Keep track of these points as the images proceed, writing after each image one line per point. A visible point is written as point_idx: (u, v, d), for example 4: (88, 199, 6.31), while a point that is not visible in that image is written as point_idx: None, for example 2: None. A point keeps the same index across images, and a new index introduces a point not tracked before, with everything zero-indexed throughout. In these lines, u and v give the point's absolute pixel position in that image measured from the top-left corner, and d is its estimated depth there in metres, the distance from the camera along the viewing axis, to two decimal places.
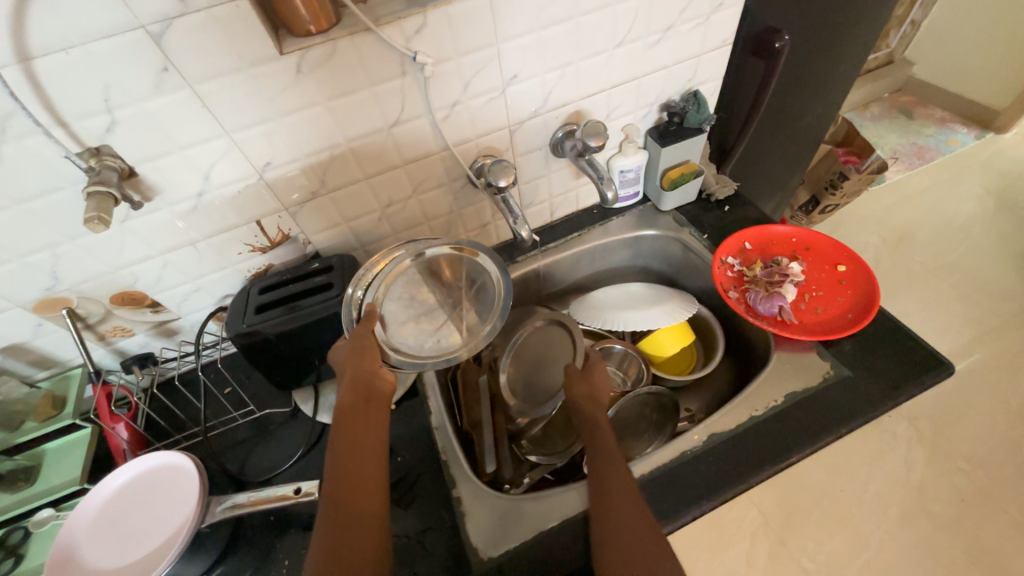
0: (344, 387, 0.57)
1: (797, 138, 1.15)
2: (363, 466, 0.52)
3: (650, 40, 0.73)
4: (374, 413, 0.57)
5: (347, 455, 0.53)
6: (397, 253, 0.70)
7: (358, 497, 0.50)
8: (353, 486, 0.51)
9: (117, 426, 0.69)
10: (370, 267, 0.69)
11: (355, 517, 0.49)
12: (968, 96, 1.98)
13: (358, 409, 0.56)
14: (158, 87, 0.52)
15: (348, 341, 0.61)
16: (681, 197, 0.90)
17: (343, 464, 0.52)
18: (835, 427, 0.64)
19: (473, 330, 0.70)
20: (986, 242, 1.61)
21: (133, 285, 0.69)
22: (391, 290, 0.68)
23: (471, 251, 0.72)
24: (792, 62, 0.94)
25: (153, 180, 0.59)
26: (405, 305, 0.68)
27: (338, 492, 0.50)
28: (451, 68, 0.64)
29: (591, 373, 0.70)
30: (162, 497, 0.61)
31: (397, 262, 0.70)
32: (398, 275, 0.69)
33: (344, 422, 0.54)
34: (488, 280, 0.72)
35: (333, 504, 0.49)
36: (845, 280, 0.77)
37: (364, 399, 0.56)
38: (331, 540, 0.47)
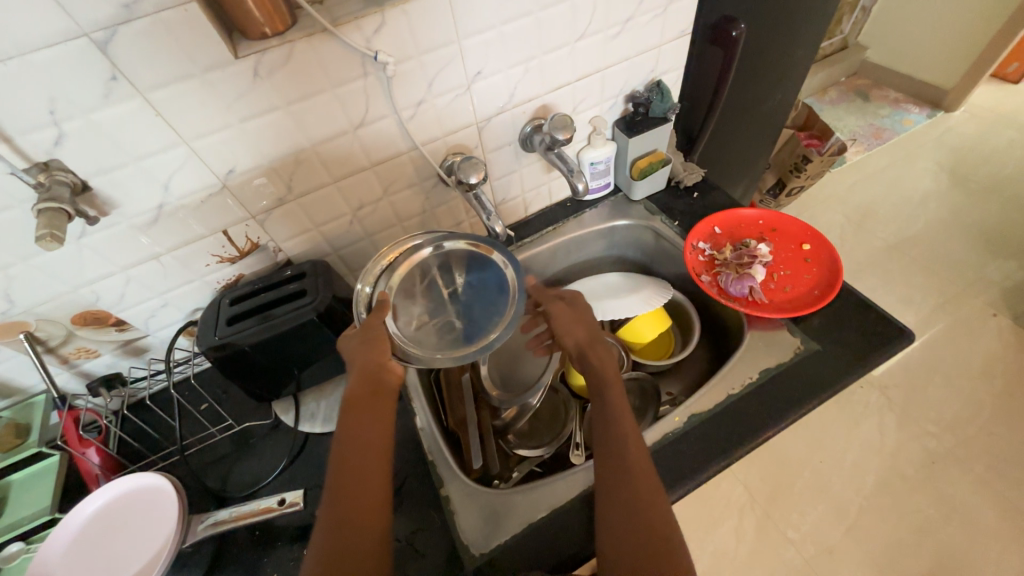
0: (354, 378, 0.58)
1: (759, 124, 1.19)
2: (369, 463, 0.53)
3: (610, 33, 0.74)
4: (382, 406, 0.57)
5: (353, 450, 0.54)
6: (410, 244, 0.71)
7: (361, 494, 0.51)
8: (356, 484, 0.52)
9: (88, 451, 0.66)
10: (380, 258, 0.69)
11: (357, 514, 0.50)
12: (918, 77, 2.07)
13: (367, 402, 0.57)
14: (108, 96, 0.50)
15: (359, 331, 0.61)
16: (652, 185, 0.91)
17: (348, 459, 0.53)
18: (808, 400, 0.66)
19: (482, 327, 0.67)
20: (942, 216, 1.69)
21: (95, 304, 0.66)
22: (402, 282, 0.69)
23: (487, 248, 0.72)
24: (749, 51, 0.97)
25: (108, 194, 0.57)
26: (415, 297, 0.69)
27: (342, 489, 0.52)
28: (413, 67, 0.63)
29: (583, 315, 0.69)
30: (143, 512, 0.60)
31: (410, 253, 0.71)
32: (410, 266, 0.70)
33: (353, 415, 0.56)
34: (504, 277, 0.70)
35: (336, 502, 0.51)
36: (810, 257, 0.80)
37: (371, 392, 0.57)
38: (334, 535, 0.49)
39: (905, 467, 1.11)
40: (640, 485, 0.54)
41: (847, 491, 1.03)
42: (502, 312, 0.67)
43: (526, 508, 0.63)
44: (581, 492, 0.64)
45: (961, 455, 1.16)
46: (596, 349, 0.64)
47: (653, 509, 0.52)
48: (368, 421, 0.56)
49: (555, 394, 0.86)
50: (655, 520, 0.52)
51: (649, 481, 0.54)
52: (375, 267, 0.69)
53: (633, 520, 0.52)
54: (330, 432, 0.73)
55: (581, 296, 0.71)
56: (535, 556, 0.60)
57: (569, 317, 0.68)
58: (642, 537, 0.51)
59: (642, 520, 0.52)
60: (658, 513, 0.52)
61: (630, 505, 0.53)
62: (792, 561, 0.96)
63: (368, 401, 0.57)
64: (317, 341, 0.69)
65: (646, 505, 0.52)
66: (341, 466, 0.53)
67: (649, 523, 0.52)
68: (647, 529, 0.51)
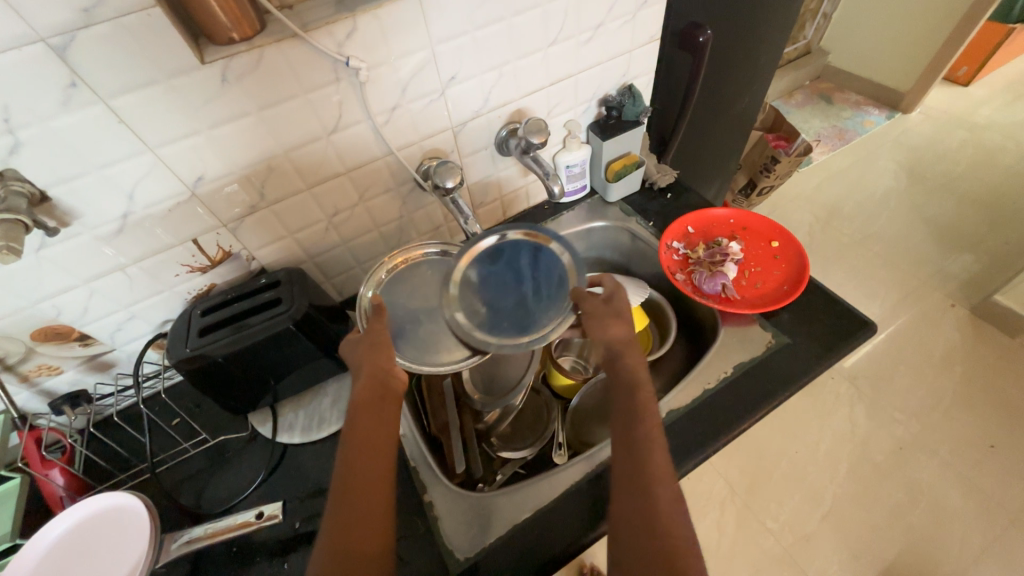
0: (361, 383, 0.58)
1: (729, 127, 1.23)
2: (377, 467, 0.53)
3: (581, 39, 0.76)
4: (389, 411, 0.57)
5: (362, 450, 0.54)
6: (418, 250, 0.76)
7: (366, 496, 0.51)
8: (361, 486, 0.52)
9: (51, 472, 0.63)
10: (388, 263, 0.73)
11: (360, 518, 0.50)
12: (877, 81, 2.17)
13: (376, 405, 0.56)
14: (67, 103, 0.48)
15: (363, 337, 0.61)
16: (627, 186, 0.93)
17: (357, 460, 0.53)
18: (780, 391, 0.69)
19: (533, 320, 0.66)
20: (903, 212, 1.77)
21: (57, 319, 0.63)
22: (435, 286, 0.72)
23: (547, 239, 0.72)
24: (717, 56, 1.00)
25: (69, 204, 0.55)
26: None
27: (347, 490, 0.52)
28: (386, 73, 0.63)
29: (621, 312, 0.63)
30: (93, 528, 0.58)
31: (417, 262, 0.75)
32: (417, 273, 0.74)
33: (362, 418, 0.55)
34: (565, 272, 0.69)
35: (342, 503, 0.51)
36: (778, 254, 0.83)
37: (380, 397, 0.57)
38: (338, 535, 0.49)
39: (875, 454, 1.18)
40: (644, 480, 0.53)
41: (822, 480, 1.14)
42: (559, 307, 0.66)
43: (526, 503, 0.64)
44: (569, 492, 0.64)
45: (926, 440, 1.22)
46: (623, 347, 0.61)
47: (657, 505, 0.51)
48: (375, 424, 0.55)
49: (537, 395, 0.86)
50: (659, 517, 0.50)
51: (661, 477, 0.53)
52: (381, 272, 0.73)
53: (639, 515, 0.51)
54: (309, 443, 0.72)
55: (623, 289, 0.65)
56: (529, 553, 0.61)
57: (597, 316, 0.63)
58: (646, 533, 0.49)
59: (640, 516, 0.51)
60: (662, 509, 0.50)
61: (635, 498, 0.52)
62: (772, 551, 1.06)
63: (377, 405, 0.56)
64: (294, 350, 0.68)
65: (651, 501, 0.51)
66: (350, 467, 0.53)
67: (651, 518, 0.50)
68: (647, 527, 0.50)
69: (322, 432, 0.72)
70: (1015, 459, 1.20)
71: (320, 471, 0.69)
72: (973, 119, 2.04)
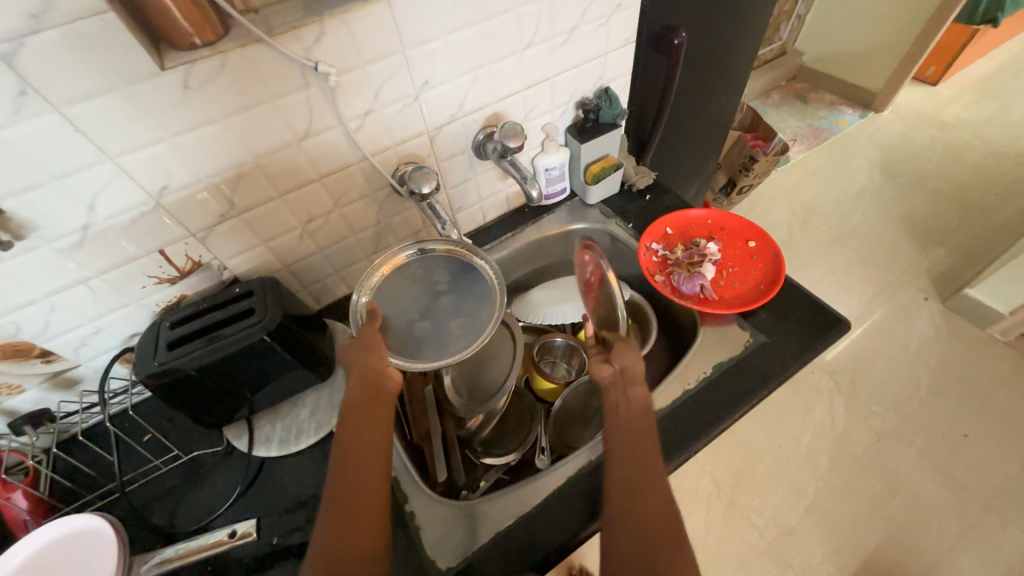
0: (353, 384, 0.59)
1: (707, 127, 1.24)
2: (369, 467, 0.54)
3: (556, 41, 0.76)
4: (380, 412, 0.58)
5: (352, 453, 0.54)
6: (400, 254, 0.73)
7: (359, 497, 0.52)
8: (354, 487, 0.52)
9: (14, 495, 0.60)
10: (373, 272, 0.71)
11: (350, 518, 0.51)
12: (850, 80, 2.22)
13: (366, 407, 0.57)
14: (18, 111, 0.46)
15: (354, 340, 0.63)
16: (606, 189, 0.93)
17: (349, 463, 0.54)
18: (758, 390, 0.69)
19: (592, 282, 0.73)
20: (878, 209, 1.82)
21: (16, 335, 0.61)
22: (425, 284, 0.72)
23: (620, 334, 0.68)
24: (692, 57, 1.01)
25: (24, 216, 0.53)
26: (453, 295, 0.72)
27: (340, 494, 0.52)
28: (358, 78, 0.62)
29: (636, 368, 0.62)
30: (45, 562, 0.55)
31: (401, 266, 0.73)
32: (405, 276, 0.72)
33: (351, 420, 0.56)
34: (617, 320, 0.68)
35: (334, 507, 0.51)
36: (755, 254, 0.84)
37: (370, 396, 0.58)
38: (330, 537, 0.49)
39: (855, 446, 1.21)
40: (621, 478, 0.54)
41: (804, 473, 1.16)
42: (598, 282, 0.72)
43: (517, 501, 0.64)
44: (555, 495, 0.64)
45: (902, 431, 1.25)
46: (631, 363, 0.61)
47: (642, 502, 0.52)
48: (365, 426, 0.56)
49: (519, 399, 0.86)
50: (646, 511, 0.52)
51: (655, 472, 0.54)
52: (372, 278, 0.71)
53: (624, 510, 0.52)
54: (287, 455, 0.70)
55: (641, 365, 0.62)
56: (520, 551, 0.61)
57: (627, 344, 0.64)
58: (644, 521, 0.51)
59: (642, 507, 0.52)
60: (657, 505, 0.52)
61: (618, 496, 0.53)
62: (756, 543, 1.07)
63: (367, 406, 0.58)
64: (269, 361, 0.66)
65: (637, 493, 0.53)
66: (341, 470, 0.53)
67: (648, 510, 0.52)
68: (636, 521, 0.51)
69: (300, 444, 0.71)
70: (986, 447, 1.23)
71: (297, 484, 0.67)
72: (941, 117, 2.10)
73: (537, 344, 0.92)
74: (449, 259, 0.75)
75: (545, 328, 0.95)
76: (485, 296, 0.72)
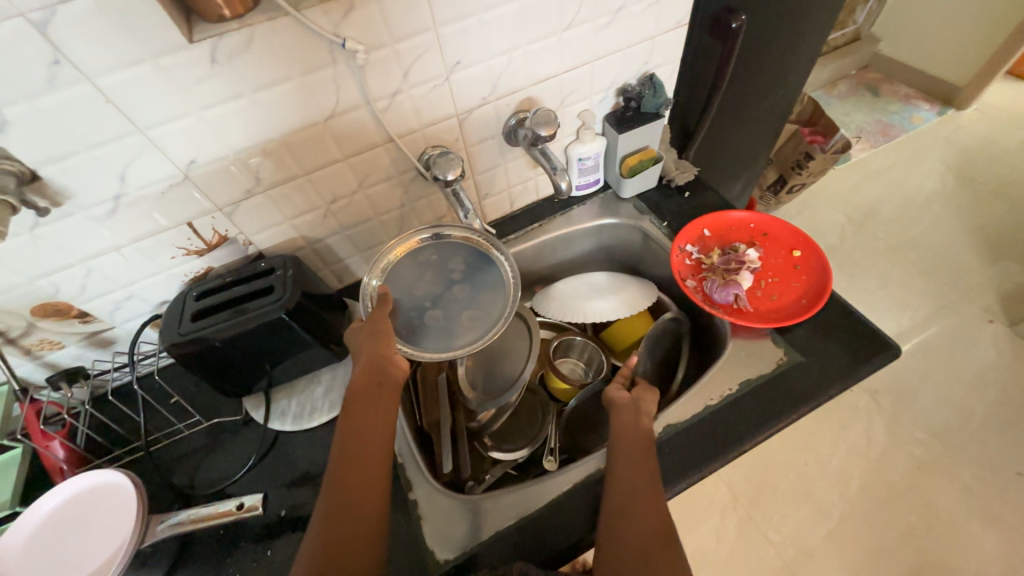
0: (360, 368, 0.59)
1: (760, 119, 1.14)
2: (372, 454, 0.54)
3: (600, 23, 0.70)
4: (387, 399, 0.58)
5: (357, 439, 0.55)
6: (417, 238, 0.71)
7: (360, 483, 0.52)
8: (357, 476, 0.52)
9: (52, 445, 0.65)
10: (388, 253, 0.70)
11: (350, 503, 0.51)
12: (931, 72, 2.00)
13: (373, 392, 0.57)
14: (52, 81, 0.47)
15: (364, 324, 0.62)
16: (642, 183, 0.88)
17: (352, 449, 0.54)
18: (787, 413, 0.65)
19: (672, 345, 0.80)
20: (947, 217, 1.65)
21: (56, 296, 0.64)
22: (439, 271, 0.70)
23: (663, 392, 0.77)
24: (751, 42, 0.92)
25: (61, 184, 0.54)
26: (467, 285, 0.70)
27: (342, 478, 0.52)
28: (387, 56, 0.60)
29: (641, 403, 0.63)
30: (75, 510, 0.59)
31: (417, 250, 0.71)
32: (420, 260, 0.71)
33: (357, 405, 0.57)
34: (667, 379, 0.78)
35: (335, 490, 0.51)
36: (799, 265, 0.77)
37: (377, 383, 0.58)
38: (329, 518, 0.50)
39: (890, 472, 1.13)
40: (622, 494, 0.55)
41: (830, 495, 1.08)
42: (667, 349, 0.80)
43: (521, 500, 0.63)
44: (558, 501, 0.62)
45: (945, 462, 1.16)
46: (649, 397, 0.63)
47: (644, 512, 0.53)
48: (371, 412, 0.57)
49: (532, 396, 0.85)
50: (647, 521, 0.52)
51: (654, 485, 0.55)
52: (385, 260, 0.69)
53: (623, 522, 0.53)
54: (300, 431, 0.72)
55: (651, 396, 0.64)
56: (520, 550, 0.60)
57: (650, 386, 0.66)
58: (643, 531, 0.52)
59: (644, 519, 0.52)
60: (657, 518, 0.53)
61: (621, 512, 0.54)
62: (771, 562, 0.99)
63: (375, 393, 0.58)
64: (286, 339, 0.67)
65: (640, 503, 0.54)
66: (344, 457, 0.53)
67: (653, 522, 0.52)
68: (632, 527, 0.52)
69: (312, 422, 0.72)
70: None
71: (308, 460, 0.69)
72: None
73: (554, 341, 0.90)
74: (466, 246, 0.72)
75: (565, 325, 0.93)
76: (501, 289, 0.70)
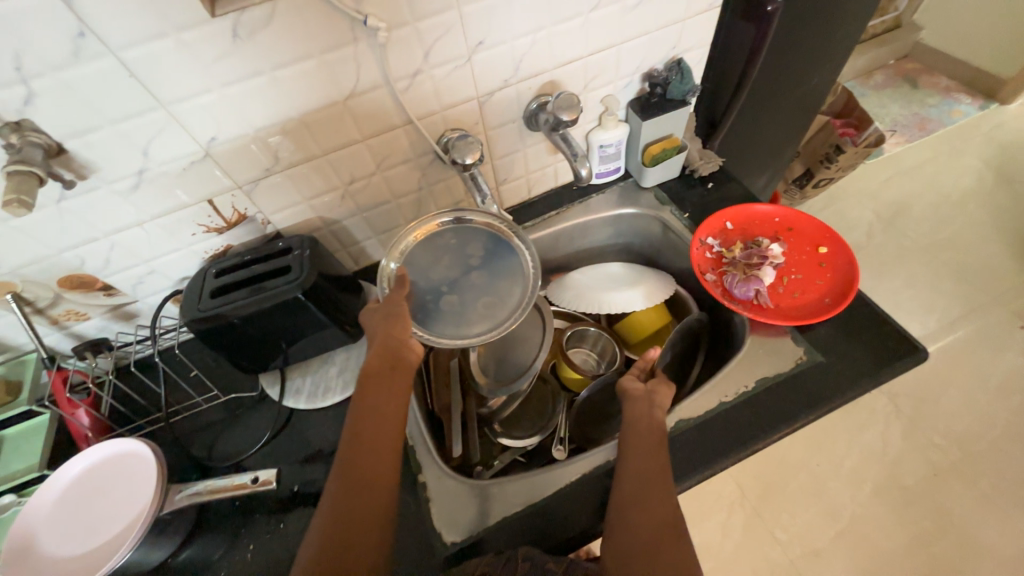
0: (374, 351, 0.59)
1: (791, 109, 1.10)
2: (383, 436, 0.55)
3: (628, 3, 0.68)
4: (399, 383, 0.58)
5: (368, 423, 0.55)
6: (436, 221, 0.70)
7: (372, 465, 0.53)
8: (368, 456, 0.53)
9: (77, 412, 0.67)
10: (406, 235, 0.69)
11: (361, 483, 0.51)
12: (975, 64, 1.90)
13: (385, 376, 0.58)
14: (76, 54, 0.47)
15: (381, 305, 0.62)
16: (664, 172, 0.86)
17: (364, 431, 0.55)
18: (804, 413, 0.63)
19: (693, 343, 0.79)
20: (983, 217, 1.58)
21: (81, 268, 0.65)
22: (457, 255, 0.70)
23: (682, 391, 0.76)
24: (786, 27, 0.88)
25: (85, 157, 0.55)
26: (485, 272, 0.69)
27: (353, 459, 0.53)
28: (408, 34, 0.59)
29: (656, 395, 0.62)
30: (98, 478, 0.61)
31: (435, 234, 0.70)
32: (438, 243, 0.70)
33: (371, 387, 0.57)
34: (687, 377, 0.77)
35: (346, 472, 0.52)
36: (825, 262, 0.75)
37: (390, 366, 0.58)
38: (339, 498, 0.50)
39: (905, 476, 1.11)
40: (631, 488, 0.55)
41: (842, 496, 1.06)
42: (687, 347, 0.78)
43: (529, 488, 0.63)
44: (566, 491, 0.62)
45: (963, 470, 1.13)
46: (664, 392, 0.62)
47: (654, 507, 0.52)
48: (383, 395, 0.57)
49: (544, 384, 0.84)
50: (656, 517, 0.52)
51: (665, 482, 0.54)
52: (403, 242, 0.69)
53: (632, 516, 0.52)
54: (314, 410, 0.73)
55: (664, 391, 0.63)
56: (527, 536, 0.60)
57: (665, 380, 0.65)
58: (652, 526, 0.51)
59: (654, 514, 0.52)
60: (667, 513, 0.52)
61: (630, 506, 0.53)
62: (776, 559, 0.98)
63: (387, 376, 0.58)
64: (303, 319, 0.68)
65: (651, 497, 0.53)
66: (356, 436, 0.54)
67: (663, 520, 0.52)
68: (641, 521, 0.52)
69: (326, 401, 0.73)
70: None
71: (321, 438, 0.70)
72: None
73: (568, 331, 0.89)
74: (486, 232, 0.71)
75: (579, 315, 0.92)
76: (518, 278, 0.69)
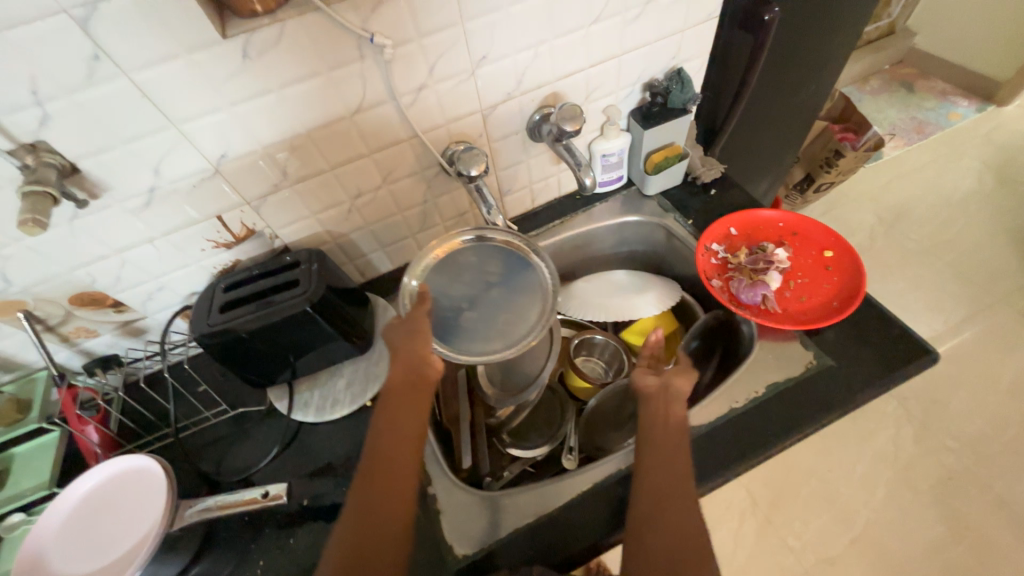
0: (395, 367, 0.59)
1: (789, 116, 1.11)
2: (398, 452, 0.54)
3: (629, 16, 0.69)
4: (417, 399, 0.58)
5: (387, 438, 0.55)
6: (458, 241, 0.72)
7: (386, 481, 0.52)
8: (384, 472, 0.53)
9: (86, 429, 0.67)
10: (428, 254, 0.70)
11: (377, 500, 0.51)
12: (969, 67, 1.92)
13: (403, 392, 0.57)
14: (91, 76, 0.48)
15: (403, 321, 0.62)
16: (667, 179, 0.86)
17: (381, 447, 0.54)
18: (815, 419, 0.63)
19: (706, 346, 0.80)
20: (985, 219, 1.58)
21: (92, 286, 0.66)
22: (477, 273, 0.71)
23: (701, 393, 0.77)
24: (783, 35, 0.89)
25: (98, 176, 0.56)
26: (504, 288, 0.71)
27: (369, 474, 0.53)
28: (413, 51, 0.60)
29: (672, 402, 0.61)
30: (109, 493, 0.61)
31: (456, 252, 0.71)
32: (458, 262, 0.71)
33: (392, 403, 0.57)
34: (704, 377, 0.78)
35: (363, 487, 0.52)
36: (831, 266, 0.75)
37: (412, 382, 0.58)
38: (356, 514, 0.50)
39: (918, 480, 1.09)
40: (647, 497, 0.54)
41: None
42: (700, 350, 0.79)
43: (542, 500, 0.62)
44: (578, 500, 0.62)
45: (976, 474, 1.12)
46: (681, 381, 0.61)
47: (668, 518, 0.52)
48: (399, 411, 0.56)
49: (552, 394, 0.84)
50: (670, 528, 0.52)
51: (683, 493, 0.54)
52: (425, 261, 0.70)
53: (649, 529, 0.52)
54: (321, 424, 0.73)
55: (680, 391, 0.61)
56: (539, 549, 0.60)
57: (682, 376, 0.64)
58: (666, 536, 0.51)
59: (669, 525, 0.52)
60: (682, 523, 0.52)
61: (645, 515, 0.53)
62: (790, 569, 0.96)
63: (405, 392, 0.58)
64: (311, 331, 0.68)
65: (668, 510, 0.53)
66: (373, 454, 0.54)
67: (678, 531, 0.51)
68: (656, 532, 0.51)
69: (334, 414, 0.73)
70: None
71: (330, 451, 0.70)
72: None
73: (575, 339, 0.89)
74: (504, 250, 0.72)
75: (585, 324, 0.92)
76: (536, 293, 0.70)
